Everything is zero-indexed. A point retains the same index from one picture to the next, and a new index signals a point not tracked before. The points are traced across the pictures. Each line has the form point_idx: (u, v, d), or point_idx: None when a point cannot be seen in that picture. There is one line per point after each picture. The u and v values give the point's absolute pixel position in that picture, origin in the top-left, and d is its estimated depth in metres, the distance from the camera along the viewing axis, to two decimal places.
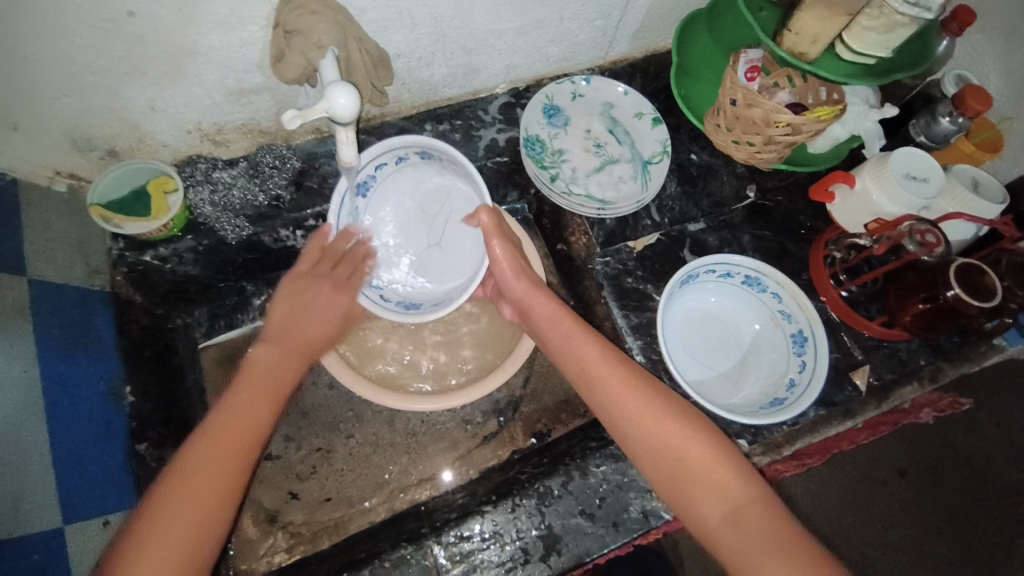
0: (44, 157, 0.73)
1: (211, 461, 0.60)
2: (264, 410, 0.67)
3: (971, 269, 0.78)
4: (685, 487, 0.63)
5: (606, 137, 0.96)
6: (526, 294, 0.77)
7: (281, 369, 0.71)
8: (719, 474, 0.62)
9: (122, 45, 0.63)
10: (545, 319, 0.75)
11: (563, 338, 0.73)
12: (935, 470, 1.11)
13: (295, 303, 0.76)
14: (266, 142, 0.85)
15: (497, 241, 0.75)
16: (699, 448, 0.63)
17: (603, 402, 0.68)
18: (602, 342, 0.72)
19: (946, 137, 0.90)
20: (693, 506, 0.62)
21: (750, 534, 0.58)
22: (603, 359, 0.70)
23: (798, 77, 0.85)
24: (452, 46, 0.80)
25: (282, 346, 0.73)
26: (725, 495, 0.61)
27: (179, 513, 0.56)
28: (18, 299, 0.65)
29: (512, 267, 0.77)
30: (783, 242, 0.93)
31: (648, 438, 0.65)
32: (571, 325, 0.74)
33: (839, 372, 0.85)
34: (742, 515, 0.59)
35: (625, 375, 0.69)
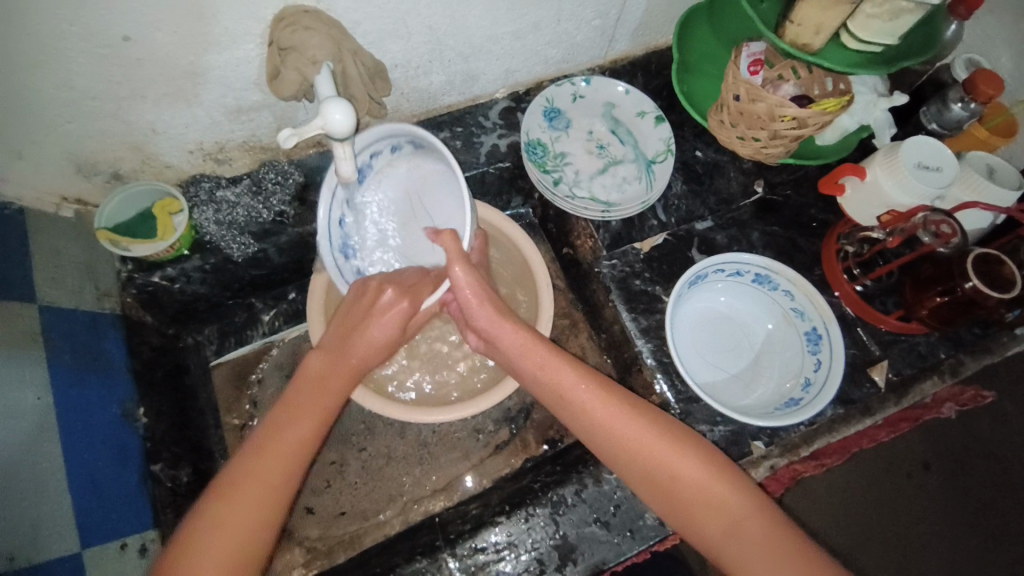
0: (50, 184, 0.74)
1: (258, 466, 0.59)
2: (316, 414, 0.64)
3: (990, 259, 0.77)
4: (685, 507, 0.61)
5: (608, 138, 0.95)
6: (492, 326, 0.71)
7: (329, 373, 0.67)
8: (715, 492, 0.61)
9: (121, 70, 0.63)
10: (514, 348, 0.71)
11: (537, 368, 0.70)
12: (963, 462, 1.08)
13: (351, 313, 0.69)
14: (268, 158, 0.84)
15: (461, 267, 0.68)
16: (697, 467, 0.62)
17: (591, 432, 0.66)
18: (578, 367, 0.69)
19: (958, 124, 0.88)
20: (692, 525, 0.61)
21: (757, 548, 0.57)
22: (583, 386, 0.67)
23: (804, 68, 0.80)
24: (448, 54, 0.79)
25: (335, 355, 0.68)
26: (724, 511, 0.60)
27: (227, 521, 0.56)
28: (30, 325, 0.66)
29: (476, 295, 0.70)
30: (794, 237, 0.91)
31: (639, 460, 0.63)
32: (544, 352, 0.70)
33: (856, 368, 0.83)
34: (742, 531, 0.59)
35: (605, 396, 0.66)
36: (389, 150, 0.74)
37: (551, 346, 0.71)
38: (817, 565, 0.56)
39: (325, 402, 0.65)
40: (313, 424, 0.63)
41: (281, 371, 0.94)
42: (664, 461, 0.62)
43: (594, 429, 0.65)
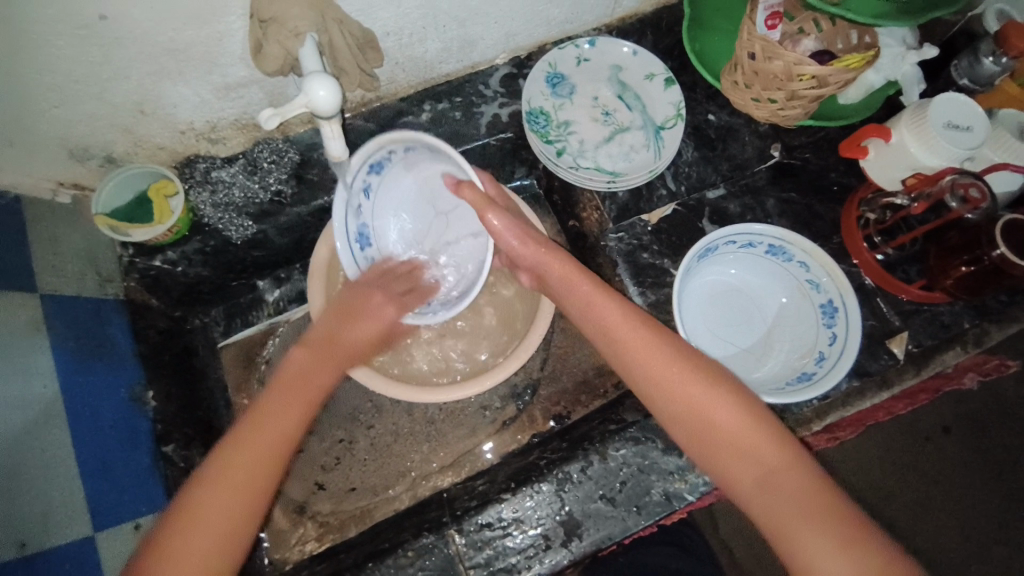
0: (45, 170, 0.73)
1: (243, 464, 0.57)
2: (297, 416, 0.62)
3: (1020, 226, 0.72)
4: (719, 447, 0.60)
5: (615, 104, 0.91)
6: (540, 257, 0.73)
7: (318, 368, 0.66)
8: (752, 439, 0.59)
9: (102, 50, 0.61)
10: (564, 283, 0.72)
11: (582, 303, 0.70)
12: (984, 425, 1.06)
13: (347, 308, 0.71)
14: (262, 136, 0.82)
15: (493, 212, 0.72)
16: (734, 413, 0.60)
17: (627, 366, 0.65)
18: (624, 303, 0.68)
19: (990, 80, 0.81)
20: (722, 469, 0.59)
21: (789, 497, 0.55)
22: (628, 321, 0.67)
23: (826, 20, 0.77)
24: (443, 19, 0.75)
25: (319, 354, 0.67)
26: (757, 459, 0.58)
27: (219, 502, 0.55)
28: (34, 314, 0.66)
29: (518, 237, 0.73)
30: (811, 203, 0.86)
31: (674, 397, 0.62)
32: (590, 286, 0.70)
33: (874, 340, 0.80)
34: (775, 483, 0.56)
35: (648, 333, 0.66)
36: (369, 187, 0.76)
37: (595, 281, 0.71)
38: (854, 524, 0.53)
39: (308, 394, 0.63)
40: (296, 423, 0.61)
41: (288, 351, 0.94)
42: (701, 401, 0.61)
43: (632, 362, 0.65)
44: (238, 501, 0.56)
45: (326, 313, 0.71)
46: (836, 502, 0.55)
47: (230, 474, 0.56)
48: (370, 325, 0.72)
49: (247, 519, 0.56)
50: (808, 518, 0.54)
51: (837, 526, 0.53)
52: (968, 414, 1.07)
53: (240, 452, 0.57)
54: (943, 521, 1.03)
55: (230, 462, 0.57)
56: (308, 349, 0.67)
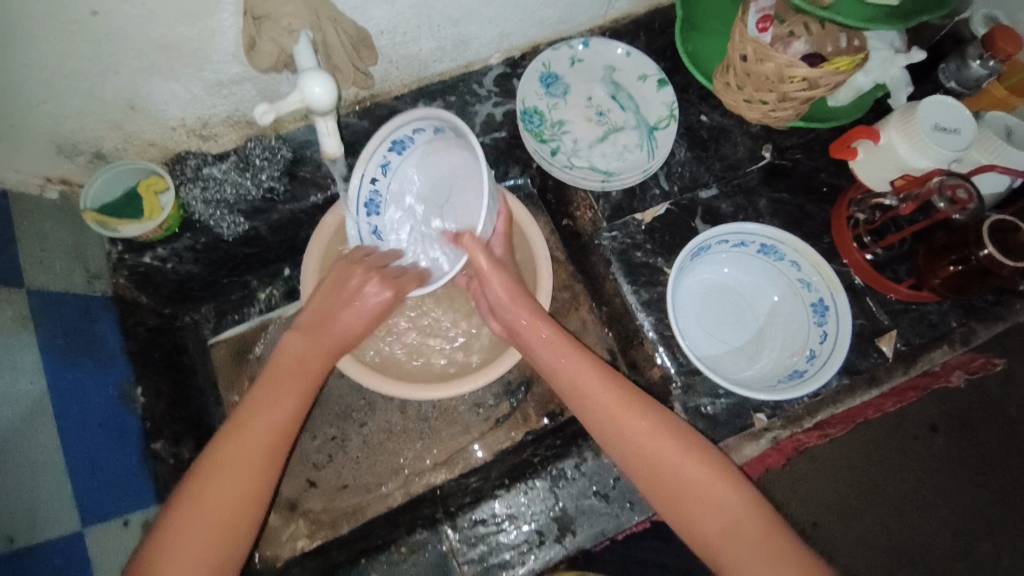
0: (33, 167, 0.72)
1: (235, 459, 0.58)
2: (291, 408, 0.64)
3: (1006, 225, 0.73)
4: (685, 501, 0.61)
5: (609, 104, 0.91)
6: (519, 317, 0.72)
7: (313, 352, 0.69)
8: (716, 491, 0.60)
9: (92, 45, 0.60)
10: (540, 340, 0.71)
11: (556, 358, 0.70)
12: (970, 423, 1.08)
13: (330, 296, 0.72)
14: (254, 133, 0.82)
15: (491, 267, 0.71)
16: (705, 470, 0.61)
17: (598, 421, 0.66)
18: (592, 358, 0.69)
19: (977, 83, 0.83)
20: (693, 525, 0.60)
21: (754, 550, 0.57)
22: (598, 378, 0.67)
23: (817, 23, 0.75)
24: (437, 18, 0.75)
25: (312, 338, 0.69)
26: (722, 512, 0.60)
27: (209, 513, 0.56)
28: (21, 312, 0.64)
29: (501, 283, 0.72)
30: (803, 203, 0.87)
31: (644, 452, 0.63)
32: (563, 342, 0.70)
33: (863, 339, 0.81)
34: (739, 535, 0.58)
35: (619, 391, 0.66)
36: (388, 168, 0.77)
37: (559, 332, 0.72)
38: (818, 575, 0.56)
39: (305, 384, 0.66)
40: (286, 412, 0.63)
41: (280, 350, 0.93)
42: (673, 457, 0.62)
43: (601, 418, 0.65)
44: (226, 500, 0.57)
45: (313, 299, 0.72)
46: (799, 556, 0.57)
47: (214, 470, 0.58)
48: (351, 308, 0.72)
49: (238, 515, 0.57)
50: (774, 574, 0.56)
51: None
52: (955, 412, 1.09)
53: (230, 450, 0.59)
54: (929, 516, 1.05)
55: (220, 468, 0.58)
56: (300, 334, 0.69)
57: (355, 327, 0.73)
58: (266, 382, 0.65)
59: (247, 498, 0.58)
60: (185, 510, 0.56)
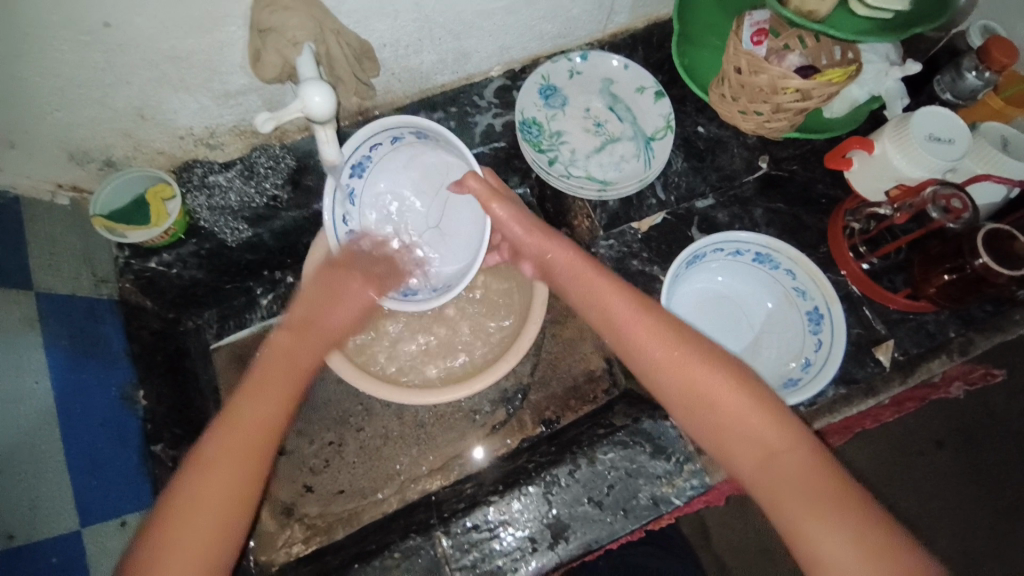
0: (44, 172, 0.74)
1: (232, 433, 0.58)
2: (279, 396, 0.62)
3: (1000, 234, 0.73)
4: (719, 430, 0.60)
5: (607, 115, 0.93)
6: (542, 247, 0.73)
7: (303, 346, 0.67)
8: (753, 422, 0.59)
9: (103, 56, 0.63)
10: (564, 273, 0.72)
11: (583, 287, 0.70)
12: (976, 439, 1.06)
13: (320, 292, 0.71)
14: (260, 143, 0.84)
15: (498, 203, 0.73)
16: (738, 398, 0.60)
17: (628, 348, 0.66)
18: (623, 287, 0.68)
19: (972, 94, 0.83)
20: (725, 454, 0.60)
21: (789, 484, 0.55)
22: (630, 308, 0.66)
23: (810, 37, 0.77)
24: (438, 31, 0.77)
25: (301, 335, 0.68)
26: (756, 442, 0.58)
27: (208, 495, 0.55)
28: (29, 313, 0.66)
29: (520, 225, 0.74)
30: (799, 214, 0.88)
31: (677, 378, 0.62)
32: (589, 272, 0.70)
33: (860, 348, 0.81)
34: (774, 466, 0.57)
35: (650, 318, 0.65)
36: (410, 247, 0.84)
37: (599, 266, 0.71)
38: (867, 517, 0.53)
39: (295, 377, 0.65)
40: (275, 408, 0.61)
41: None
42: (699, 386, 0.61)
43: (633, 348, 0.65)
44: (229, 468, 0.57)
45: (305, 292, 0.71)
46: (845, 495, 0.54)
47: (214, 451, 0.57)
48: (337, 305, 0.71)
49: (242, 491, 0.57)
50: (811, 512, 0.54)
51: (842, 523, 0.53)
52: (962, 428, 1.07)
53: (229, 432, 0.58)
54: (938, 534, 1.03)
55: (223, 451, 0.57)
56: (290, 329, 0.67)
57: (346, 321, 0.73)
58: (259, 367, 0.64)
59: (246, 477, 0.57)
60: (187, 484, 0.55)
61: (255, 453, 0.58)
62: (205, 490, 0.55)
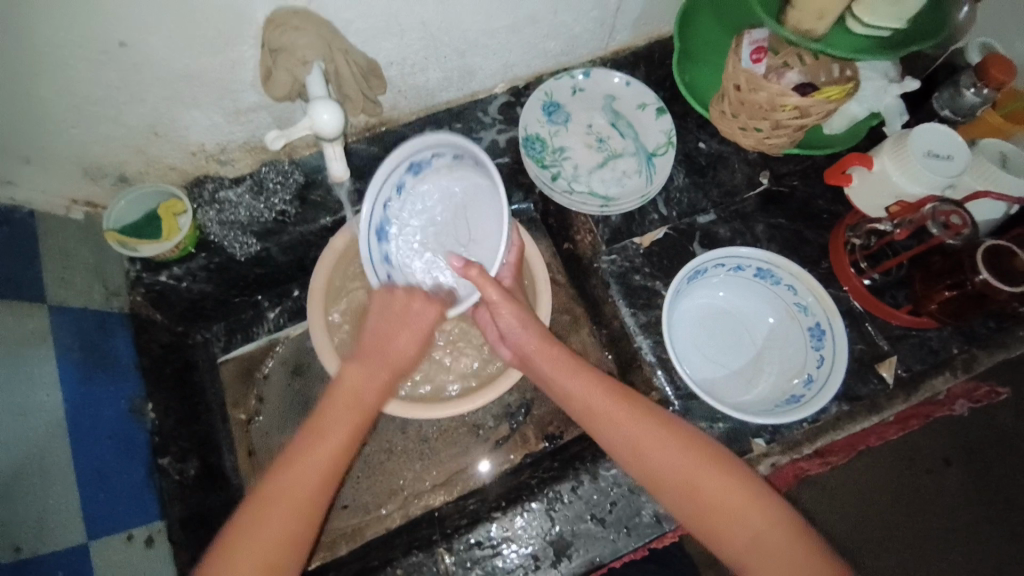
0: (60, 187, 0.76)
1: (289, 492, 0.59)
2: (343, 437, 0.63)
3: (1000, 250, 0.74)
4: (710, 518, 0.61)
5: (609, 131, 0.94)
6: (532, 345, 0.71)
7: (368, 382, 0.67)
8: (741, 507, 0.61)
9: (119, 74, 0.65)
10: (552, 366, 0.70)
11: (571, 383, 0.69)
12: (985, 458, 1.06)
13: (387, 316, 0.70)
14: (269, 158, 0.86)
15: (510, 307, 0.69)
16: (724, 482, 0.62)
17: (614, 442, 0.65)
18: (605, 381, 0.68)
19: (972, 111, 0.84)
20: (716, 539, 0.61)
21: (784, 562, 0.58)
22: (613, 402, 0.67)
23: (809, 54, 0.78)
24: (444, 50, 0.79)
25: (369, 364, 0.68)
26: (746, 525, 0.60)
27: (265, 542, 0.57)
28: (41, 323, 0.68)
29: (516, 314, 0.70)
30: (800, 229, 0.88)
31: (665, 471, 0.63)
32: (576, 366, 0.70)
33: (863, 364, 0.81)
34: (766, 547, 0.59)
35: (634, 412, 0.66)
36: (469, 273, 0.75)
37: (577, 358, 0.71)
38: None
39: (358, 415, 0.66)
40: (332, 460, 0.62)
41: (286, 367, 0.95)
42: (690, 476, 0.62)
43: (620, 443, 0.65)
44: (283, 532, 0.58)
45: (372, 317, 0.70)
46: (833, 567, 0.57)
47: (271, 494, 0.59)
48: (404, 330, 0.70)
49: (294, 540, 0.59)
50: None
51: None
52: (971, 446, 1.07)
53: (293, 479, 0.60)
54: (946, 553, 1.02)
55: (284, 494, 0.59)
56: (360, 361, 0.68)
57: (411, 348, 0.70)
58: (326, 405, 0.65)
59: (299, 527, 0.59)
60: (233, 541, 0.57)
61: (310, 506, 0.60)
62: (252, 545, 0.57)
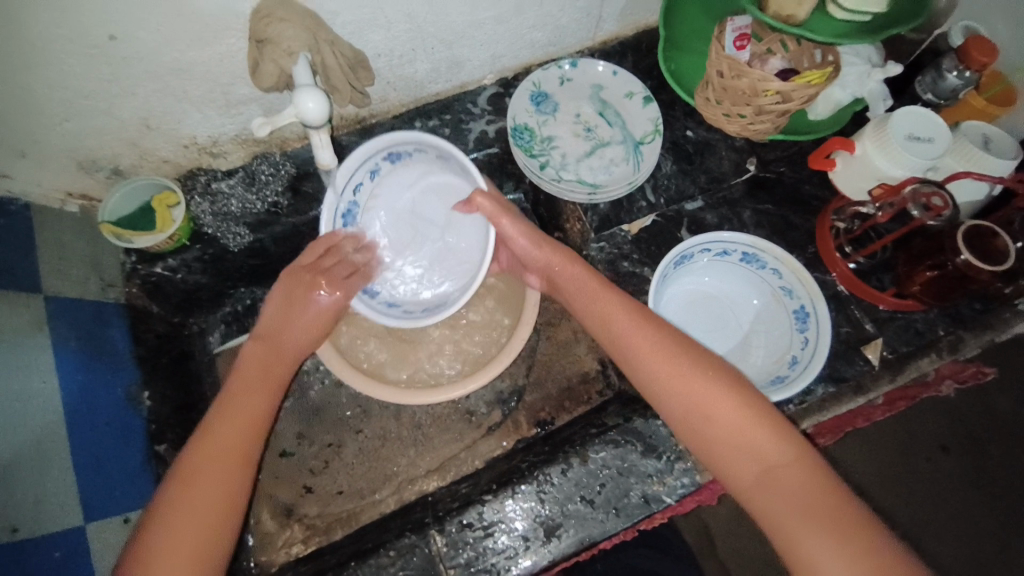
0: (55, 180, 0.77)
1: (211, 451, 0.62)
2: (258, 405, 0.68)
3: (982, 231, 0.75)
4: (717, 442, 0.62)
5: (597, 120, 0.95)
6: (555, 263, 0.78)
7: (273, 359, 0.73)
8: (750, 434, 0.61)
9: (109, 68, 0.66)
10: (574, 286, 0.76)
11: (591, 303, 0.74)
12: (981, 442, 1.06)
13: (287, 310, 0.75)
14: (261, 150, 0.88)
15: (506, 219, 0.77)
16: (734, 409, 0.62)
17: (634, 361, 0.69)
18: (629, 303, 0.72)
19: (954, 93, 0.85)
20: (723, 465, 0.62)
21: (785, 492, 0.58)
22: (631, 322, 0.70)
23: (792, 41, 0.81)
24: (430, 41, 0.80)
25: (273, 348, 0.73)
26: (755, 453, 0.60)
27: (192, 503, 0.59)
28: (37, 313, 0.69)
29: (531, 240, 0.78)
30: (787, 214, 0.89)
31: (677, 393, 0.65)
32: (598, 288, 0.74)
33: (849, 346, 0.82)
34: (773, 476, 0.59)
35: (656, 335, 0.69)
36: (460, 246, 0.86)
37: (603, 280, 0.75)
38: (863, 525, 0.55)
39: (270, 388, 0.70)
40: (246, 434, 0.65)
41: None
42: (701, 398, 0.64)
43: (637, 360, 0.69)
44: (215, 488, 0.61)
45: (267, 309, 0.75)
46: (843, 506, 0.56)
47: (190, 465, 0.61)
48: (303, 318, 0.76)
49: (221, 500, 0.61)
50: (807, 522, 0.55)
51: (837, 533, 0.54)
52: (966, 432, 1.08)
53: (208, 445, 0.62)
54: (943, 538, 1.03)
55: (199, 462, 0.61)
56: (260, 346, 0.73)
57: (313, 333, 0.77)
58: (236, 384, 0.68)
59: (226, 487, 0.61)
60: (164, 500, 0.59)
61: (241, 457, 0.63)
62: (178, 513, 0.58)
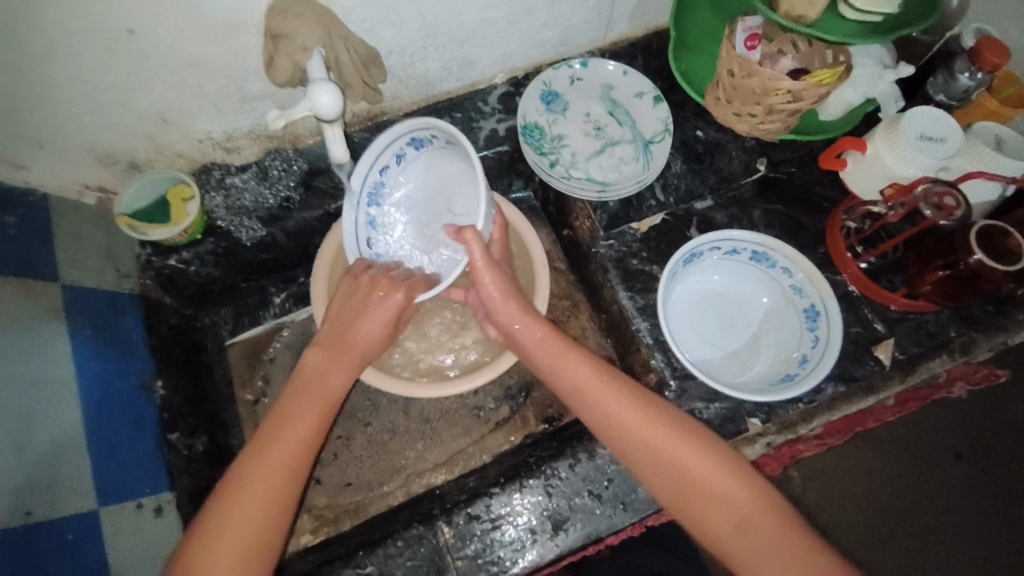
0: (73, 173, 0.79)
1: (266, 467, 0.62)
2: (310, 419, 0.67)
3: (994, 231, 0.74)
4: (697, 498, 0.62)
5: (606, 120, 0.95)
6: (517, 321, 0.73)
7: (332, 370, 0.71)
8: (727, 487, 0.62)
9: (129, 62, 0.67)
10: (537, 343, 0.73)
11: (554, 362, 0.71)
12: (993, 449, 1.06)
13: (346, 310, 0.74)
14: (274, 146, 0.89)
15: (487, 268, 0.71)
16: (708, 462, 0.63)
17: (604, 421, 0.67)
18: (593, 360, 0.70)
19: (966, 94, 0.85)
20: (704, 522, 0.62)
21: (769, 542, 0.59)
22: (596, 380, 0.68)
23: (803, 42, 0.82)
24: (442, 40, 0.81)
25: (334, 355, 0.72)
26: (734, 507, 0.61)
27: (241, 517, 0.60)
28: (54, 302, 0.70)
29: (502, 291, 0.73)
30: (797, 214, 0.89)
31: (654, 453, 0.64)
32: (561, 347, 0.72)
33: (860, 346, 0.82)
34: (754, 527, 0.60)
35: (624, 394, 0.67)
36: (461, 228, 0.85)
37: (558, 334, 0.73)
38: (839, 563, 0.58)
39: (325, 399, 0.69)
40: (299, 447, 0.65)
41: (292, 350, 0.98)
42: (678, 456, 0.64)
43: (607, 420, 0.67)
44: (263, 503, 0.61)
45: (333, 312, 0.74)
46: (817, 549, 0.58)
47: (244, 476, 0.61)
48: (370, 322, 0.73)
49: (266, 521, 0.61)
50: (794, 571, 0.57)
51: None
52: (978, 439, 1.07)
53: (264, 457, 0.63)
54: (954, 544, 1.02)
55: (253, 476, 0.61)
56: (321, 350, 0.72)
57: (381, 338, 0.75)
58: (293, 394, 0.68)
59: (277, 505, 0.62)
60: (215, 511, 0.60)
61: (294, 472, 0.64)
62: (225, 528, 0.59)
